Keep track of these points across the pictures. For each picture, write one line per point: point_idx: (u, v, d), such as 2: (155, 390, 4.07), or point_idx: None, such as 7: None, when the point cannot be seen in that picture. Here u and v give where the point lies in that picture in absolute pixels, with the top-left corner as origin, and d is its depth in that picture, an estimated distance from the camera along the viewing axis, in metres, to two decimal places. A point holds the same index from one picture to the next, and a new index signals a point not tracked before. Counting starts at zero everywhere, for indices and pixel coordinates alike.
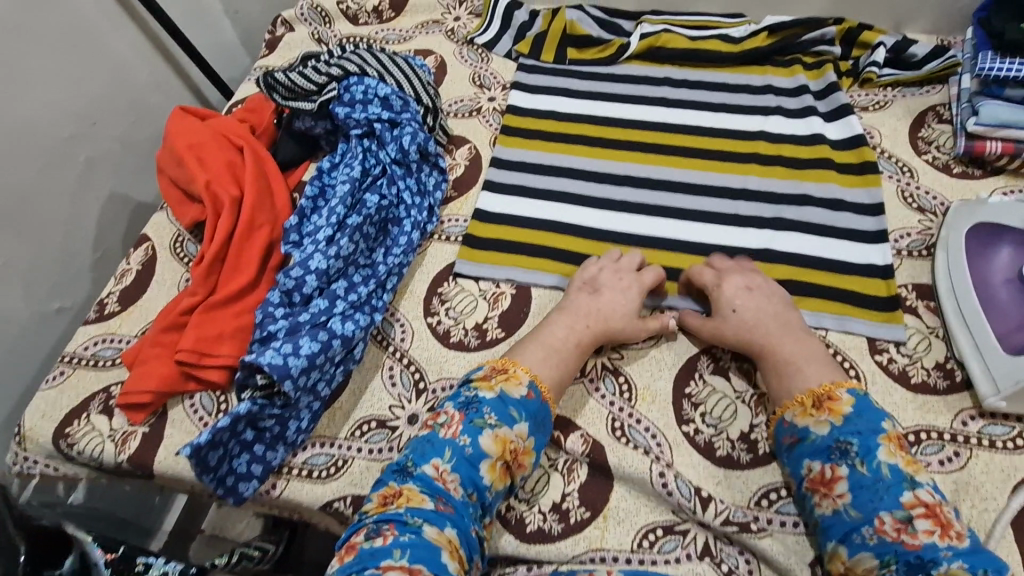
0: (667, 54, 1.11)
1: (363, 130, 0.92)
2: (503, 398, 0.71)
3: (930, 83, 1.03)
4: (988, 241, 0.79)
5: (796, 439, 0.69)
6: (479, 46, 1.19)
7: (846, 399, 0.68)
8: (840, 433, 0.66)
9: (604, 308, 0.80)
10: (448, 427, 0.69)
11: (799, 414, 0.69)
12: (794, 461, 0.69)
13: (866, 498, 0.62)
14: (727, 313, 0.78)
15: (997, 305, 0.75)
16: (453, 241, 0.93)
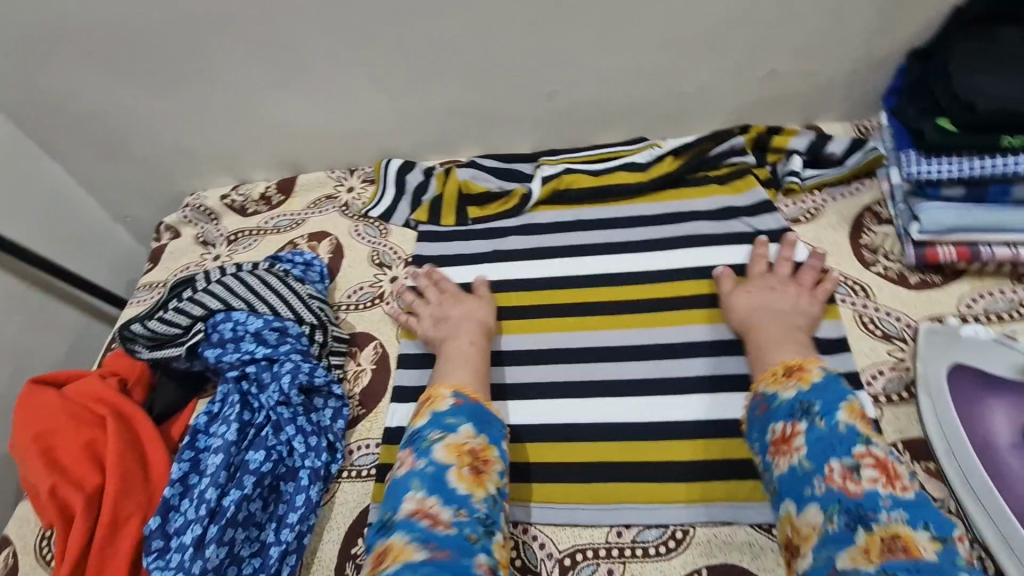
0: (574, 195, 1.02)
1: (237, 374, 0.79)
2: (437, 414, 0.71)
3: (857, 180, 0.95)
4: (977, 391, 0.67)
5: (764, 407, 0.69)
6: (376, 219, 1.10)
7: (817, 371, 0.68)
8: (805, 396, 0.66)
9: (462, 321, 0.86)
10: (403, 464, 0.68)
11: (771, 383, 0.70)
12: (760, 429, 0.68)
13: (822, 451, 0.62)
14: (739, 296, 0.82)
15: (1017, 483, 0.61)
16: (365, 476, 0.79)
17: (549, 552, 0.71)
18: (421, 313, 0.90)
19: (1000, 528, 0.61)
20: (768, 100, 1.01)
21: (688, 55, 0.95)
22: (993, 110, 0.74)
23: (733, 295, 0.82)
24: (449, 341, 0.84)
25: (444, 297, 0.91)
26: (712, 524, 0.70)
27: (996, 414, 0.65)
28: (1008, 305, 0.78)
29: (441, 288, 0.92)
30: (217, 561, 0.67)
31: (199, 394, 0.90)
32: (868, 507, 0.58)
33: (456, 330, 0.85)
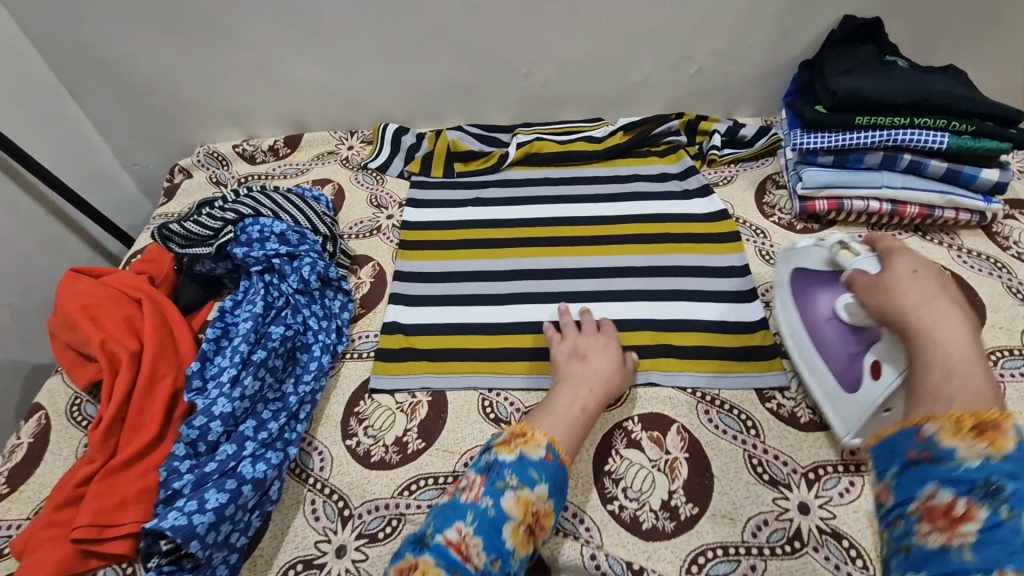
0: (543, 157, 1.25)
1: (262, 267, 0.95)
2: (523, 459, 0.72)
3: (762, 157, 1.22)
4: (807, 288, 0.86)
5: (927, 457, 0.54)
6: (373, 170, 1.30)
7: (1013, 436, 0.51)
8: (995, 471, 0.50)
9: (597, 372, 0.84)
10: (470, 490, 0.70)
11: (948, 430, 0.54)
12: (912, 481, 0.54)
13: (997, 550, 0.48)
14: (904, 275, 0.67)
15: (829, 347, 0.81)
16: (365, 357, 0.96)
17: (517, 408, 0.89)
18: (568, 336, 0.91)
19: (821, 379, 0.83)
20: (697, 93, 1.29)
21: (635, 51, 1.22)
22: (847, 95, 1.00)
23: (894, 272, 0.67)
24: (570, 385, 0.83)
25: (597, 339, 0.90)
26: (643, 385, 0.90)
27: (820, 299, 0.84)
28: None
29: (584, 332, 0.91)
30: (251, 393, 0.81)
31: (218, 296, 1.04)
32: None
33: (583, 376, 0.84)
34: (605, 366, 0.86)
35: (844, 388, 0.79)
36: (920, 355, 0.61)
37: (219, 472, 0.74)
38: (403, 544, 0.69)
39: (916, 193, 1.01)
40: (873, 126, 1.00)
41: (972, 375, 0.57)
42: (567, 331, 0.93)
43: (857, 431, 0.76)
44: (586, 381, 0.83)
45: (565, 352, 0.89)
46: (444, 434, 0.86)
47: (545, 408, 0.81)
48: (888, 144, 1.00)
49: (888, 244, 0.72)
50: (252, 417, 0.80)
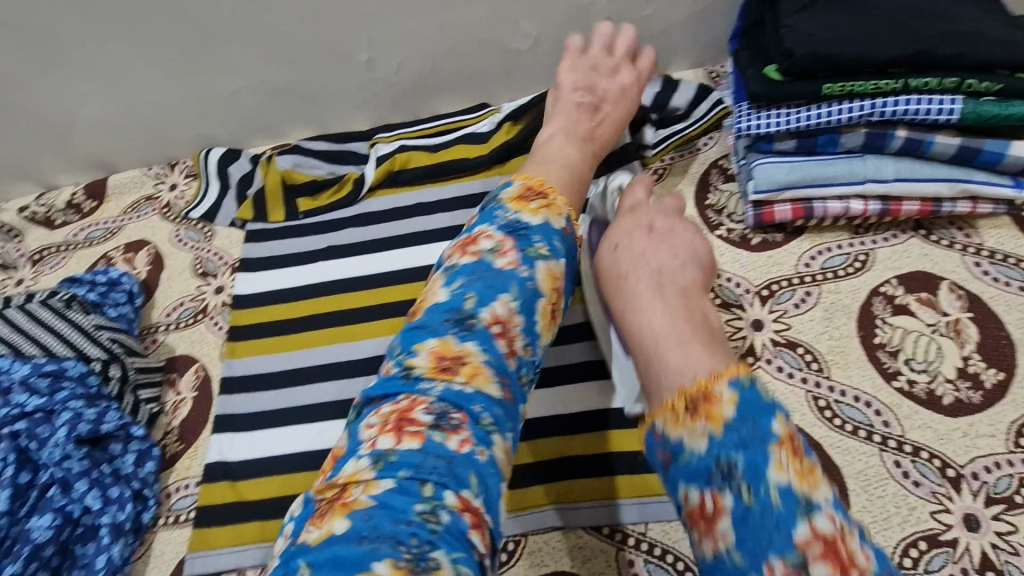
0: (410, 175, 0.93)
1: (12, 429, 0.68)
2: (549, 229, 0.58)
3: (707, 134, 0.89)
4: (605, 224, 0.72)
5: (670, 457, 0.46)
6: (199, 220, 0.98)
7: (727, 397, 0.45)
8: (720, 449, 0.43)
9: (600, 137, 0.81)
10: (504, 257, 0.54)
11: (671, 421, 0.46)
12: (669, 486, 0.47)
13: (751, 540, 0.41)
14: (608, 254, 0.61)
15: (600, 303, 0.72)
16: (183, 521, 0.72)
17: None
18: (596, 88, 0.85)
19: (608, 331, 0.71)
20: None
21: (507, 9, 0.86)
22: (809, 55, 0.67)
23: (600, 255, 0.62)
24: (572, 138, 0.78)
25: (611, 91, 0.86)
26: (542, 531, 0.65)
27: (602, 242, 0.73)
28: (843, 260, 0.75)
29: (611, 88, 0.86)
30: None
31: None
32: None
33: (596, 135, 0.81)
34: (606, 131, 0.83)
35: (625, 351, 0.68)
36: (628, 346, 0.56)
37: None
38: (427, 318, 0.52)
39: (916, 185, 0.71)
40: (848, 94, 0.69)
41: (668, 350, 0.51)
42: (560, 78, 0.86)
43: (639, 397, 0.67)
44: (588, 142, 0.79)
45: (578, 103, 0.83)
46: None
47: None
48: (872, 119, 0.69)
49: (629, 202, 0.66)
50: None
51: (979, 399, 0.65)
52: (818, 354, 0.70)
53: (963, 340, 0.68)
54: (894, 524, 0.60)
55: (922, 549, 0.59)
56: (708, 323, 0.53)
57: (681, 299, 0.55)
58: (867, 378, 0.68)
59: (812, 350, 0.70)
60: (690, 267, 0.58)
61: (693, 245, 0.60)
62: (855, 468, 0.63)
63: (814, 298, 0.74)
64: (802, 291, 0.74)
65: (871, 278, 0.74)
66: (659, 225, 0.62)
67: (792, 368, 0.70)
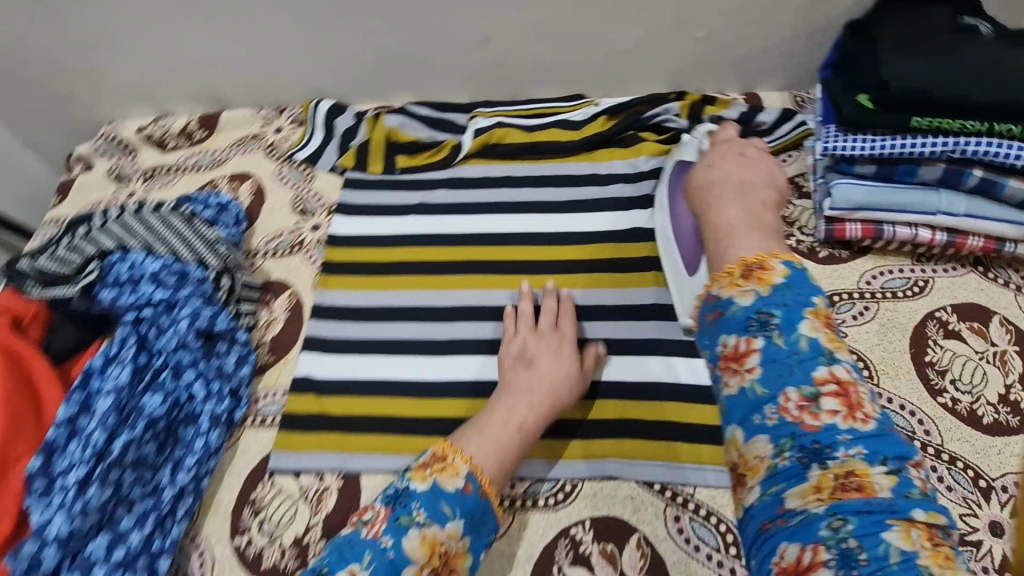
0: (504, 150, 1.00)
1: (133, 317, 0.76)
2: (437, 491, 0.61)
3: (785, 151, 0.96)
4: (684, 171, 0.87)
5: (717, 313, 0.55)
6: (301, 162, 1.06)
7: (779, 269, 0.55)
8: (765, 304, 0.53)
9: (547, 377, 0.74)
10: (371, 525, 0.60)
11: (725, 284, 0.56)
12: (709, 338, 0.56)
13: (776, 374, 0.51)
14: (700, 169, 0.74)
15: (684, 234, 0.81)
16: (269, 424, 0.79)
17: None
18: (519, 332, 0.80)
19: (667, 252, 0.85)
20: (706, 64, 1.01)
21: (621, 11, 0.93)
22: (901, 89, 0.75)
23: (696, 168, 0.75)
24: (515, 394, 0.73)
25: (549, 337, 0.79)
26: (599, 478, 0.72)
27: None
28: (902, 283, 0.81)
29: (533, 330, 0.80)
30: (100, 503, 0.65)
31: (99, 335, 0.86)
32: (826, 443, 0.48)
33: (534, 383, 0.74)
34: (543, 364, 0.75)
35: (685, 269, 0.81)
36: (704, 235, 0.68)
37: None
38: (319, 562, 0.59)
39: (983, 222, 0.77)
40: (933, 130, 0.75)
41: (734, 233, 0.62)
42: (520, 323, 0.81)
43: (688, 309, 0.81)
44: (528, 390, 0.73)
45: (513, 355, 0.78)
46: None
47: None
48: (952, 156, 0.75)
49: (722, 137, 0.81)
50: (106, 531, 0.64)
51: (1015, 423, 0.70)
52: (870, 362, 0.76)
53: (1007, 370, 0.74)
54: None
55: None
56: (777, 227, 0.64)
57: (757, 205, 0.67)
58: (914, 390, 0.73)
59: (864, 358, 0.76)
60: (768, 187, 0.70)
61: (773, 173, 0.72)
62: None
63: (871, 313, 0.80)
64: (861, 305, 0.81)
65: (927, 302, 0.79)
66: (750, 155, 0.74)
67: None
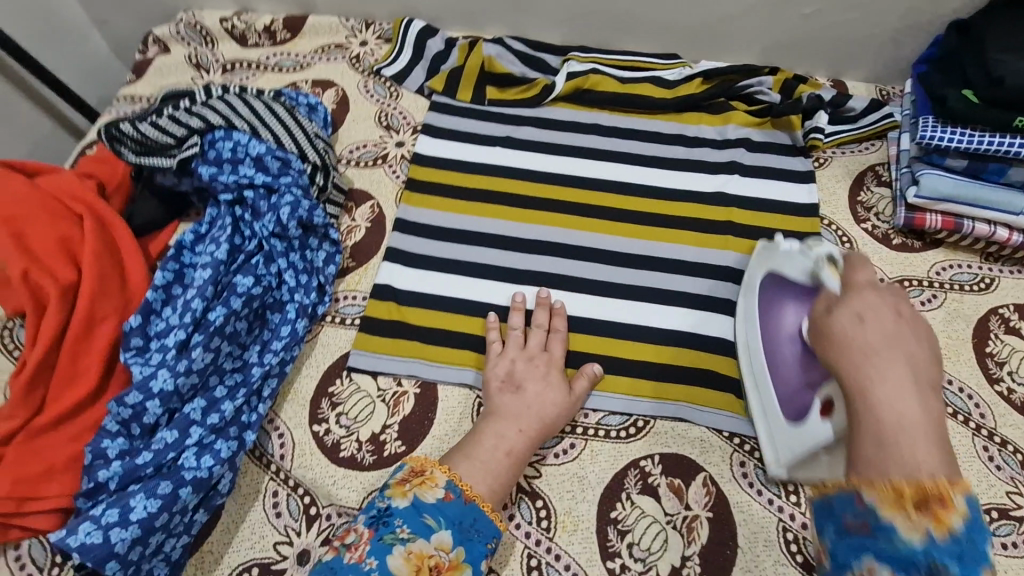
0: (596, 97, 0.99)
1: (232, 197, 0.76)
2: (417, 505, 0.61)
3: (868, 140, 0.97)
4: (777, 297, 0.73)
5: (867, 529, 0.47)
6: (387, 79, 1.04)
7: (961, 510, 0.44)
8: (938, 553, 0.44)
9: (534, 405, 0.71)
10: (354, 548, 0.59)
11: (889, 503, 0.46)
12: (847, 548, 0.48)
13: None
14: (846, 323, 0.55)
15: (783, 366, 0.70)
16: (349, 324, 0.80)
17: None
18: (506, 347, 0.77)
19: (759, 387, 0.73)
20: (807, 41, 1.01)
21: None
22: (1017, 85, 0.76)
23: (836, 314, 0.57)
24: (494, 427, 0.70)
25: (534, 360, 0.76)
26: (669, 418, 0.75)
27: (788, 309, 0.71)
28: (971, 278, 0.85)
29: (522, 351, 0.76)
30: (202, 366, 0.65)
31: (180, 216, 0.86)
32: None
33: (522, 411, 0.71)
34: (530, 393, 0.73)
35: (786, 414, 0.69)
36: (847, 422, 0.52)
37: (157, 472, 0.60)
38: None
39: None
40: None
41: (907, 448, 0.47)
42: (510, 342, 0.77)
43: (786, 462, 0.69)
44: (513, 418, 0.70)
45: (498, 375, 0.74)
46: (427, 437, 0.73)
47: (462, 446, 0.68)
48: None
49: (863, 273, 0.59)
50: (201, 396, 0.65)
51: None
52: None
53: None
54: (974, 492, 0.70)
55: (993, 516, 0.69)
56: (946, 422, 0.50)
57: (929, 397, 0.50)
58: (973, 375, 0.78)
59: None
60: (935, 361, 0.52)
61: (935, 347, 0.53)
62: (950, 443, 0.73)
63: (939, 300, 0.83)
64: (930, 293, 0.84)
65: (993, 298, 0.83)
66: (903, 310, 0.55)
67: None
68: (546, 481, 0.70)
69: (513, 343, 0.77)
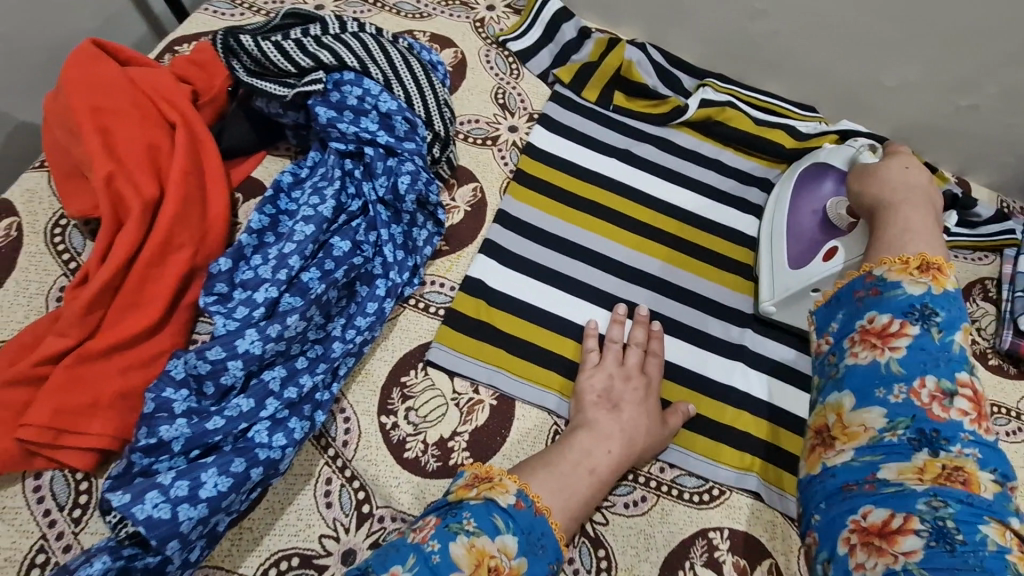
0: (725, 134, 0.93)
1: (348, 148, 0.69)
2: (488, 504, 0.52)
3: (982, 251, 0.93)
4: (816, 175, 0.83)
5: (874, 294, 0.50)
6: (511, 54, 0.96)
7: (952, 279, 0.48)
8: (932, 299, 0.47)
9: (628, 429, 0.66)
10: (417, 531, 0.50)
11: (895, 269, 0.50)
12: (850, 317, 0.51)
13: (919, 362, 0.45)
14: (893, 168, 0.63)
15: (801, 230, 0.80)
16: (432, 313, 0.74)
17: None
18: (605, 359, 0.72)
19: (771, 242, 0.82)
20: (954, 134, 0.93)
21: (916, 47, 0.85)
22: None
23: (885, 165, 0.64)
24: (586, 436, 0.64)
25: (630, 373, 0.71)
26: (745, 492, 0.71)
27: (824, 183, 0.82)
28: None
29: (620, 368, 0.71)
30: (292, 333, 0.60)
31: (270, 147, 0.78)
32: (946, 434, 0.42)
33: (615, 430, 0.65)
34: (628, 411, 0.67)
35: (789, 261, 0.79)
36: (876, 226, 0.58)
37: (226, 441, 0.55)
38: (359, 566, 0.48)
39: None
40: None
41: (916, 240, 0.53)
42: (607, 355, 0.72)
43: (778, 301, 0.78)
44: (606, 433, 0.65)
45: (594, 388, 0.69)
46: (496, 456, 0.68)
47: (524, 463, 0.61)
48: None
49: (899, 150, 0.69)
50: (282, 364, 0.60)
51: None
52: None
53: None
54: None
55: None
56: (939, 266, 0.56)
57: (935, 224, 0.57)
58: None
59: None
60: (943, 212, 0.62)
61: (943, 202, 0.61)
62: None
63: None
64: (1017, 424, 0.81)
65: None
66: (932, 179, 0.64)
67: None
68: (612, 532, 0.67)
69: (613, 358, 0.72)
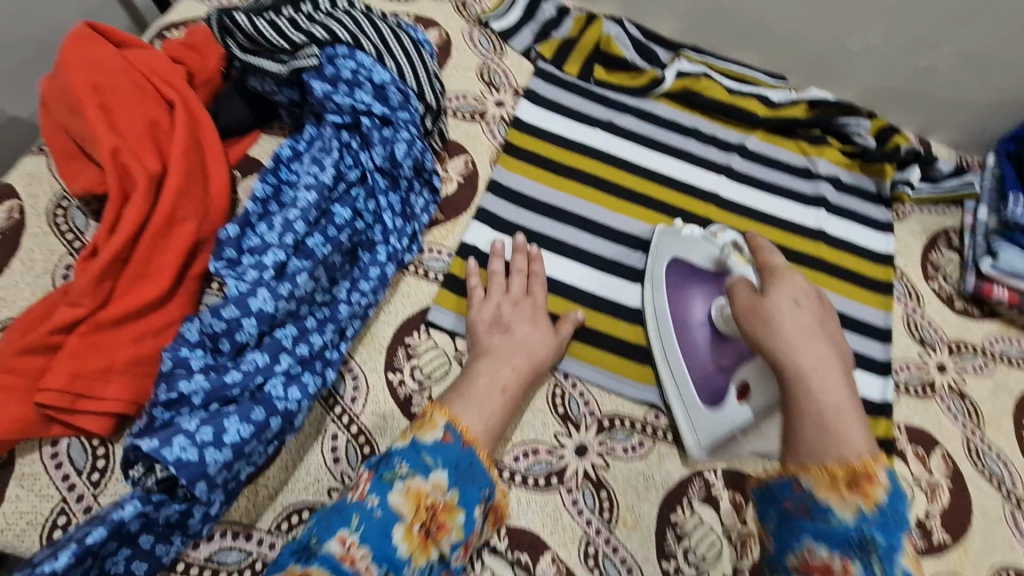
0: (703, 101, 0.97)
1: (344, 120, 0.72)
2: (416, 445, 0.57)
3: (945, 204, 0.99)
4: (686, 282, 0.77)
5: (805, 512, 0.48)
6: (494, 33, 0.99)
7: (883, 482, 0.46)
8: (868, 526, 0.45)
9: (524, 343, 0.70)
10: (355, 488, 0.55)
11: (822, 484, 0.48)
12: (788, 534, 0.49)
13: None
14: (783, 311, 0.54)
15: (698, 353, 0.73)
16: (431, 279, 0.77)
17: (591, 410, 0.75)
18: (491, 291, 0.75)
19: (676, 374, 0.75)
20: (913, 96, 0.99)
21: (877, 11, 0.90)
22: None
23: (773, 303, 0.55)
24: (486, 364, 0.67)
25: (520, 301, 0.74)
26: None
27: (696, 296, 0.75)
28: (1019, 354, 0.89)
29: (507, 295, 0.74)
30: (302, 293, 0.63)
31: (263, 126, 0.80)
32: None
33: (511, 351, 0.69)
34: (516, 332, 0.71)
35: (704, 402, 0.72)
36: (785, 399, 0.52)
37: (243, 396, 0.57)
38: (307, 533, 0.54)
39: None
40: None
41: (840, 439, 0.48)
42: (492, 287, 0.75)
43: (706, 443, 0.71)
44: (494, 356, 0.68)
45: (479, 320, 0.72)
46: None
47: (460, 388, 0.65)
48: None
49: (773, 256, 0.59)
50: (293, 323, 0.63)
51: None
52: (980, 410, 0.84)
53: None
54: (995, 553, 0.75)
55: None
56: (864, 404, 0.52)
57: (845, 366, 0.52)
58: (1010, 446, 0.82)
59: (974, 404, 0.84)
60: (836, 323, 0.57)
61: (836, 325, 0.55)
62: (980, 504, 0.78)
63: (989, 369, 0.87)
64: (982, 360, 0.87)
65: None
66: (812, 285, 0.57)
67: (957, 412, 0.83)
68: (613, 475, 0.71)
69: (497, 287, 0.75)
